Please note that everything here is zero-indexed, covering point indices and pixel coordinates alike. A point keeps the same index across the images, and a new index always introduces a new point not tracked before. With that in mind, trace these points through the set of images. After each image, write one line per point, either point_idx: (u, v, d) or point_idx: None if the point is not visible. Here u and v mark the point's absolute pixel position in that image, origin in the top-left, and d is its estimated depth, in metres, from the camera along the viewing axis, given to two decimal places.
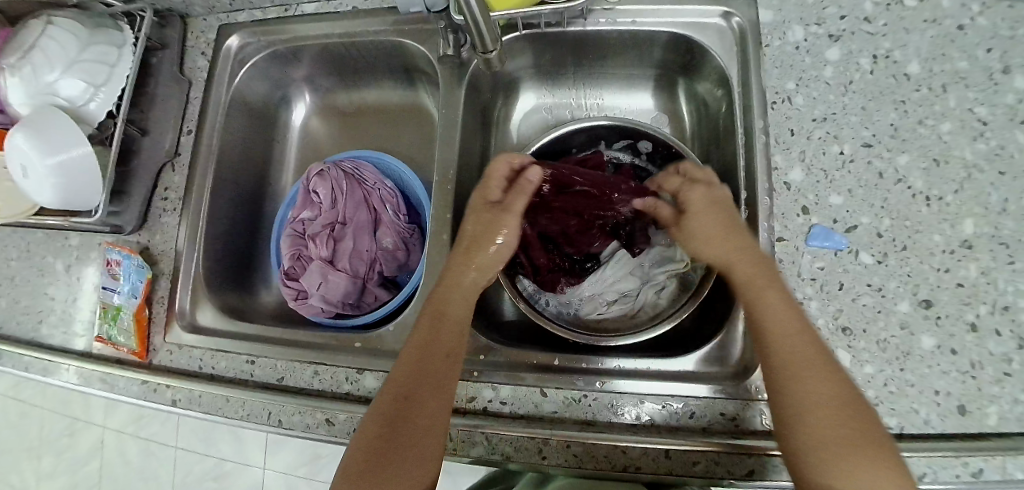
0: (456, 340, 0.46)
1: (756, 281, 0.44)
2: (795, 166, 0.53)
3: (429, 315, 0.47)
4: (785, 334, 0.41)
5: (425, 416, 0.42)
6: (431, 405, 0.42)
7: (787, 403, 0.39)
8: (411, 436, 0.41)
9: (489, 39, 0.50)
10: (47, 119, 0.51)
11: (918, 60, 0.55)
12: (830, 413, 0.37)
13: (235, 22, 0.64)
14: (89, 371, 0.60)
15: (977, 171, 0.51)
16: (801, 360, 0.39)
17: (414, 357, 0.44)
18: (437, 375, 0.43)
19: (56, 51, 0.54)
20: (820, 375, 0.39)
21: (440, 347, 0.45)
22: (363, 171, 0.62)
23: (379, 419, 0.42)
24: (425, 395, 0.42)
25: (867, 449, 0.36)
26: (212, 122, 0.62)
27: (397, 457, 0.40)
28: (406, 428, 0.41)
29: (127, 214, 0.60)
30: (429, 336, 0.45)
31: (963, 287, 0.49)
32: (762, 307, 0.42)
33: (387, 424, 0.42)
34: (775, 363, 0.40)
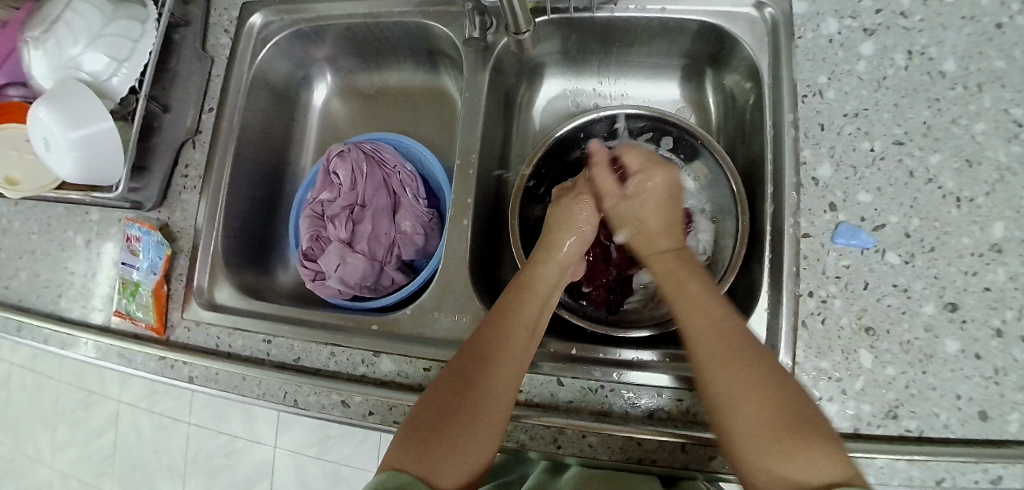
0: (537, 317, 0.47)
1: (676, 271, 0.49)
2: (824, 161, 0.52)
3: (503, 301, 0.47)
4: (702, 323, 0.43)
5: (495, 391, 0.41)
6: (505, 375, 0.42)
7: (711, 394, 0.40)
8: (482, 404, 0.40)
9: (523, 19, 0.48)
10: (69, 92, 0.51)
11: (954, 57, 0.53)
12: (752, 394, 0.38)
13: (257, 0, 0.63)
14: (108, 345, 0.61)
15: (1010, 174, 0.50)
16: (721, 342, 0.41)
17: (497, 325, 0.45)
18: (513, 348, 0.44)
19: (79, 25, 0.53)
20: (744, 358, 0.40)
21: (513, 332, 0.45)
22: (384, 155, 0.61)
23: (454, 381, 0.42)
24: (502, 363, 0.43)
25: (797, 429, 0.35)
26: (234, 101, 0.62)
27: (463, 422, 0.39)
28: (478, 394, 0.41)
29: (147, 190, 0.60)
30: (511, 309, 0.47)
31: (990, 292, 0.48)
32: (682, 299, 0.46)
33: (459, 388, 0.41)
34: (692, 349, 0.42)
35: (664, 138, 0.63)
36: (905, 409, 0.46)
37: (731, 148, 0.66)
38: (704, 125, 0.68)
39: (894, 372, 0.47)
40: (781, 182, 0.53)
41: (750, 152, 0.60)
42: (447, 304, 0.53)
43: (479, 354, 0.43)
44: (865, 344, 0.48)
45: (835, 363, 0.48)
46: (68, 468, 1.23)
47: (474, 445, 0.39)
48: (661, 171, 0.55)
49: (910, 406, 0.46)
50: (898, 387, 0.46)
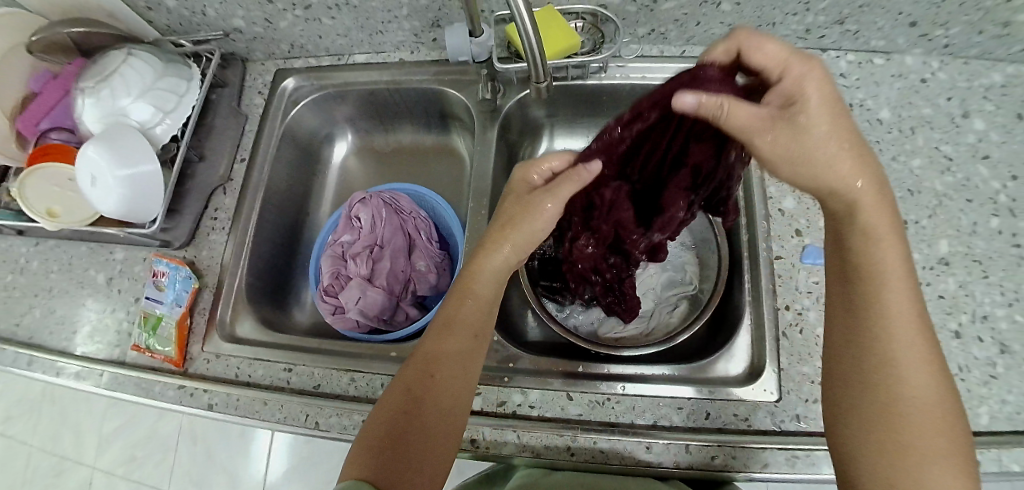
0: (478, 324, 0.48)
1: (877, 240, 0.38)
2: (787, 195, 0.60)
3: (454, 298, 0.49)
4: (899, 322, 0.37)
5: (447, 391, 0.45)
6: (452, 387, 0.45)
7: (874, 401, 0.36)
8: (432, 416, 0.43)
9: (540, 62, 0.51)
10: (121, 136, 0.58)
11: (889, 107, 0.64)
12: (928, 412, 0.35)
13: (292, 67, 0.73)
14: (123, 378, 0.62)
15: (947, 199, 0.59)
16: (909, 344, 0.36)
17: (439, 339, 0.47)
18: (460, 360, 0.46)
19: (134, 79, 0.61)
20: (920, 372, 0.36)
21: (464, 329, 0.47)
22: (400, 202, 0.68)
23: (403, 397, 0.44)
24: (447, 375, 0.45)
25: (956, 454, 0.34)
26: (265, 153, 0.69)
27: (418, 433, 0.42)
28: (428, 407, 0.44)
29: (177, 231, 0.65)
30: (452, 317, 0.48)
31: (944, 299, 0.54)
32: (872, 281, 0.38)
33: (409, 403, 0.44)
34: (877, 344, 0.37)
35: None
36: None
37: None
38: None
39: None
40: (753, 213, 0.61)
41: None
42: None
43: (423, 370, 0.45)
44: None
45: None
46: None
47: (430, 452, 0.42)
48: (818, 68, 0.36)
49: None
50: None
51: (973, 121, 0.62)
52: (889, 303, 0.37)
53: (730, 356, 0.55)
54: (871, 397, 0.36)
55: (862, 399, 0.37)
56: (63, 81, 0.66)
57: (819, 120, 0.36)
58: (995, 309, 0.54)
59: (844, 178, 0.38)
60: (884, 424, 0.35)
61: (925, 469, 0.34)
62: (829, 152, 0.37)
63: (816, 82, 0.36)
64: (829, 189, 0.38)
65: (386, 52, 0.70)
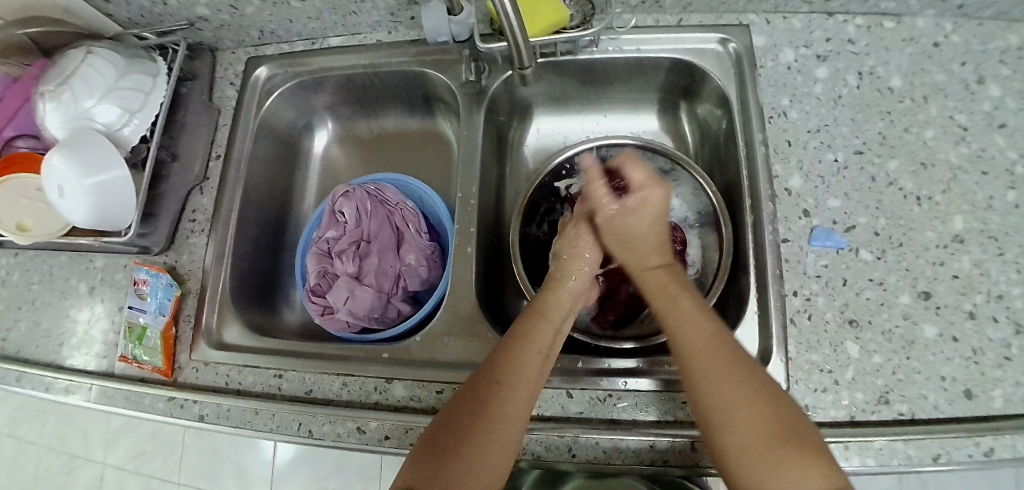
0: (551, 342, 0.47)
1: (670, 295, 0.48)
2: (794, 173, 0.57)
3: (532, 314, 0.49)
4: (694, 344, 0.43)
5: (509, 406, 0.42)
6: (520, 400, 0.42)
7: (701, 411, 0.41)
8: (496, 431, 0.40)
9: (524, 53, 0.51)
10: (84, 141, 0.54)
11: (900, 75, 0.60)
12: (748, 408, 0.39)
13: (263, 54, 0.69)
14: (113, 391, 0.60)
15: (961, 173, 0.56)
16: (716, 358, 0.42)
17: (511, 349, 0.45)
18: (529, 373, 0.44)
19: (95, 79, 0.57)
20: (729, 378, 0.40)
21: (537, 346, 0.45)
22: (385, 193, 0.64)
23: (468, 404, 0.42)
24: (516, 387, 0.43)
25: (791, 441, 0.37)
26: (240, 149, 0.65)
27: (478, 445, 0.39)
28: (487, 419, 0.41)
29: (154, 236, 0.62)
30: (530, 332, 0.46)
31: (958, 279, 0.52)
32: (672, 314, 0.46)
33: (474, 409, 0.41)
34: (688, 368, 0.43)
35: None
36: (895, 394, 0.49)
37: (709, 173, 0.69)
38: (681, 151, 0.72)
39: (881, 360, 0.50)
40: (757, 193, 0.57)
41: (727, 173, 0.64)
42: (456, 328, 0.55)
43: (492, 377, 0.43)
44: (852, 336, 0.51)
45: (826, 356, 0.50)
46: None
47: (487, 469, 0.39)
48: (657, 191, 0.53)
49: (900, 391, 0.49)
50: (886, 373, 0.49)
51: (989, 87, 0.58)
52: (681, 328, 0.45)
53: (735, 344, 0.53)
54: (704, 408, 0.41)
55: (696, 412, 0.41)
56: (24, 87, 0.60)
57: (654, 198, 0.53)
58: (1011, 287, 0.51)
59: (642, 256, 0.52)
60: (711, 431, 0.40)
61: (754, 460, 0.37)
62: (643, 241, 0.53)
63: (653, 197, 0.53)
64: (643, 261, 0.52)
65: (362, 34, 0.66)
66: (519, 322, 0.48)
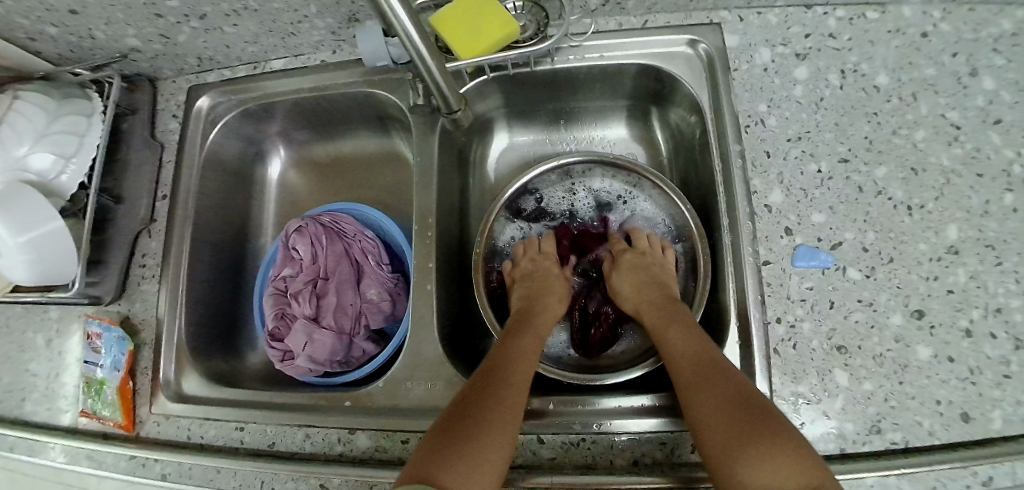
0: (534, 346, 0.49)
1: (665, 327, 0.49)
2: (774, 187, 0.53)
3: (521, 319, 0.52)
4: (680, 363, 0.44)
5: (510, 398, 0.42)
6: (516, 390, 0.43)
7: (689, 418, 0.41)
8: (494, 422, 0.40)
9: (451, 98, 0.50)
10: (15, 195, 0.50)
11: (886, 71, 0.55)
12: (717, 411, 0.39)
13: (205, 82, 0.64)
14: (77, 448, 0.58)
15: (955, 176, 0.51)
16: (698, 369, 0.42)
17: (502, 352, 0.46)
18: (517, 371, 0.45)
19: (23, 125, 0.53)
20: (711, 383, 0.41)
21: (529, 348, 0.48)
22: (342, 223, 0.60)
23: (466, 399, 0.41)
24: (509, 382, 0.43)
25: (756, 438, 0.36)
26: (187, 186, 0.61)
27: (477, 435, 0.38)
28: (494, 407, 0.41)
29: (104, 284, 0.59)
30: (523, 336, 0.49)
31: (953, 294, 0.48)
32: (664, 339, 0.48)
33: (471, 402, 0.41)
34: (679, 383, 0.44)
35: (616, 178, 0.64)
36: (888, 423, 0.46)
37: (685, 181, 0.65)
38: (657, 160, 0.68)
39: (872, 387, 0.47)
40: (736, 210, 0.53)
41: (702, 185, 0.60)
42: (419, 371, 0.52)
43: (485, 374, 0.44)
44: (840, 363, 0.48)
45: (812, 386, 0.47)
46: None
47: (494, 456, 0.38)
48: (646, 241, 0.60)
49: (892, 419, 0.46)
50: (878, 401, 0.46)
51: (984, 80, 0.53)
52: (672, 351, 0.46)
53: None
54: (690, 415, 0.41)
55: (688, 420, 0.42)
56: None
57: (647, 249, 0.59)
58: (1010, 300, 0.47)
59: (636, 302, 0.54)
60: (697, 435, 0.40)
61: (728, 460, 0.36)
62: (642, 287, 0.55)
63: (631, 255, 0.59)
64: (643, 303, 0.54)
65: (305, 54, 0.61)
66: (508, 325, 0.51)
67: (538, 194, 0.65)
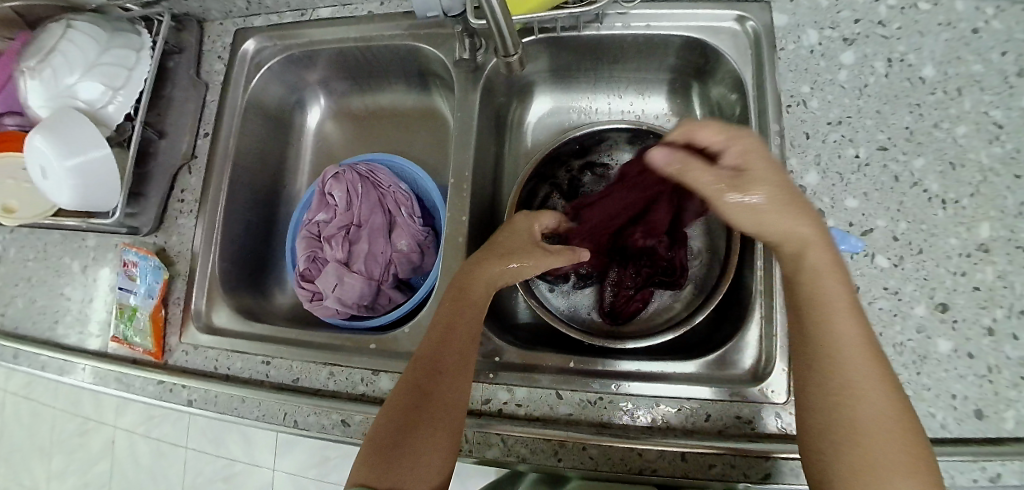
0: (474, 323, 0.45)
1: (837, 309, 0.37)
2: (811, 169, 0.53)
3: (452, 296, 0.47)
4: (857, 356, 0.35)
5: (447, 395, 0.42)
6: (449, 387, 0.42)
7: (842, 424, 0.34)
8: (434, 421, 0.40)
9: (512, 42, 0.50)
10: (63, 120, 0.52)
11: (933, 63, 0.54)
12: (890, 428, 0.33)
13: (252, 26, 0.65)
14: (106, 371, 0.61)
15: (993, 175, 0.50)
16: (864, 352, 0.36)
17: (439, 341, 0.44)
18: (461, 361, 0.43)
19: (77, 55, 0.55)
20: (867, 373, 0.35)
21: (468, 327, 0.45)
22: (378, 174, 0.61)
23: (403, 401, 0.41)
24: (447, 374, 0.42)
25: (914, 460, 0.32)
26: (228, 125, 0.63)
27: (418, 444, 0.39)
28: (427, 410, 0.41)
29: (144, 216, 0.61)
30: (455, 313, 0.45)
31: (979, 291, 0.48)
32: (822, 300, 0.38)
33: (408, 411, 0.41)
34: (837, 363, 0.35)
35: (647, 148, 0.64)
36: None
37: None
38: None
39: (889, 374, 0.47)
40: None
41: None
42: None
43: (425, 369, 0.43)
44: None
45: None
46: None
47: (429, 456, 0.39)
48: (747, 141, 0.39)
49: None
50: None
51: None
52: (836, 333, 0.36)
53: (742, 349, 0.50)
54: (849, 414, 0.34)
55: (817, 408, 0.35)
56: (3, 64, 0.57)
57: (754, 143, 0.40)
58: None
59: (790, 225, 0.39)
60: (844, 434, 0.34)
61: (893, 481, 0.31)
62: (784, 212, 0.38)
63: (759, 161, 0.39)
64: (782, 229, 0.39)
65: (353, 4, 0.62)
66: (443, 302, 0.47)
67: (568, 165, 0.65)
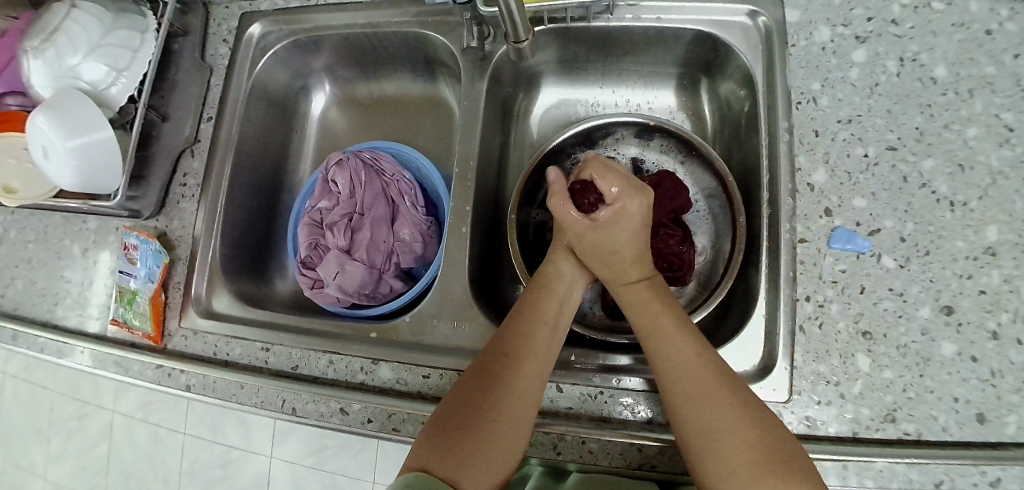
0: (558, 313, 0.48)
1: (651, 327, 0.45)
2: (819, 167, 0.52)
3: (534, 287, 0.50)
4: (692, 373, 0.40)
5: (524, 380, 0.42)
6: (525, 372, 0.42)
7: (694, 431, 0.38)
8: (511, 405, 0.40)
9: (523, 28, 0.49)
10: (67, 101, 0.52)
11: (945, 64, 0.53)
12: (737, 430, 0.37)
13: (257, 9, 0.64)
14: (105, 354, 0.60)
15: (1002, 178, 0.50)
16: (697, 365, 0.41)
17: (522, 329, 0.45)
18: (540, 351, 0.44)
19: (80, 35, 0.54)
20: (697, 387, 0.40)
21: (547, 318, 0.46)
22: (382, 163, 0.61)
23: (480, 379, 0.42)
24: (526, 358, 0.43)
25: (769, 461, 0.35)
26: (232, 110, 0.62)
27: (491, 423, 0.39)
28: (504, 393, 0.40)
29: (144, 199, 0.60)
30: (537, 304, 0.47)
31: (984, 295, 0.48)
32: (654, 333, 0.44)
33: (484, 390, 0.41)
34: (671, 377, 0.41)
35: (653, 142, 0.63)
36: (903, 413, 0.46)
37: (726, 155, 0.65)
38: (699, 133, 0.68)
39: (892, 376, 0.47)
40: (776, 186, 0.53)
41: (746, 159, 0.60)
42: (446, 310, 0.53)
43: (506, 350, 0.43)
44: (862, 349, 0.48)
45: (833, 367, 0.48)
46: (62, 482, 1.18)
47: (503, 438, 0.39)
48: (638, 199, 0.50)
49: (908, 410, 0.46)
50: (896, 390, 0.47)
51: None
52: (666, 349, 0.43)
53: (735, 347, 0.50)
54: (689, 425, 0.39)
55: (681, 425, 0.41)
56: (8, 42, 0.58)
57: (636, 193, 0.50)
58: None
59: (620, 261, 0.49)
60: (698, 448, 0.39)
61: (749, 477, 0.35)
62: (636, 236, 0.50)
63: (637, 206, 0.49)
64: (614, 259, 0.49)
65: None
66: (525, 293, 0.49)
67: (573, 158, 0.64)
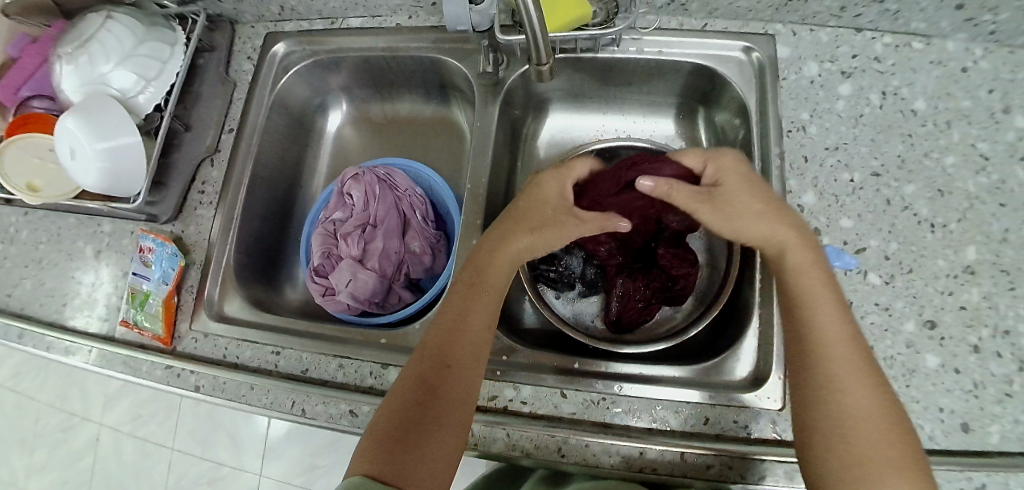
0: (488, 312, 0.48)
1: (812, 299, 0.43)
2: (808, 189, 0.56)
3: (464, 284, 0.49)
4: (847, 356, 0.40)
5: (459, 384, 0.43)
6: (461, 375, 0.44)
7: (832, 416, 0.38)
8: (447, 408, 0.42)
9: (546, 51, 0.52)
10: (99, 104, 0.54)
11: (924, 98, 0.58)
12: (876, 425, 0.37)
13: (283, 30, 0.68)
14: (112, 355, 0.61)
15: (979, 202, 0.54)
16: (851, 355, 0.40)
17: (449, 333, 0.46)
18: (473, 352, 0.45)
19: (113, 43, 0.57)
20: (856, 380, 0.39)
21: (479, 318, 0.47)
22: (396, 178, 0.64)
23: (417, 386, 0.43)
24: (460, 361, 0.44)
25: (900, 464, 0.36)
26: (254, 123, 0.65)
27: (432, 425, 0.41)
28: (439, 397, 0.42)
29: (163, 205, 0.62)
30: (467, 303, 0.47)
31: (966, 310, 0.51)
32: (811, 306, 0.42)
33: (420, 395, 0.42)
34: (827, 360, 0.40)
35: None
36: None
37: None
38: None
39: None
40: None
41: None
42: None
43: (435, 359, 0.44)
44: None
45: None
46: None
47: (443, 440, 0.41)
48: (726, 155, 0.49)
49: None
50: None
51: (1016, 118, 0.56)
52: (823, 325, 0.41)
53: (736, 358, 0.52)
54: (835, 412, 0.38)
55: (819, 428, 0.39)
56: (42, 47, 0.62)
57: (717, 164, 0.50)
58: (1018, 323, 0.50)
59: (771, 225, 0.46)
60: (850, 462, 0.36)
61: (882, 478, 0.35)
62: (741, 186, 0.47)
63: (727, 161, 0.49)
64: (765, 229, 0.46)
65: (382, 16, 0.66)
66: (452, 293, 0.49)
67: None
